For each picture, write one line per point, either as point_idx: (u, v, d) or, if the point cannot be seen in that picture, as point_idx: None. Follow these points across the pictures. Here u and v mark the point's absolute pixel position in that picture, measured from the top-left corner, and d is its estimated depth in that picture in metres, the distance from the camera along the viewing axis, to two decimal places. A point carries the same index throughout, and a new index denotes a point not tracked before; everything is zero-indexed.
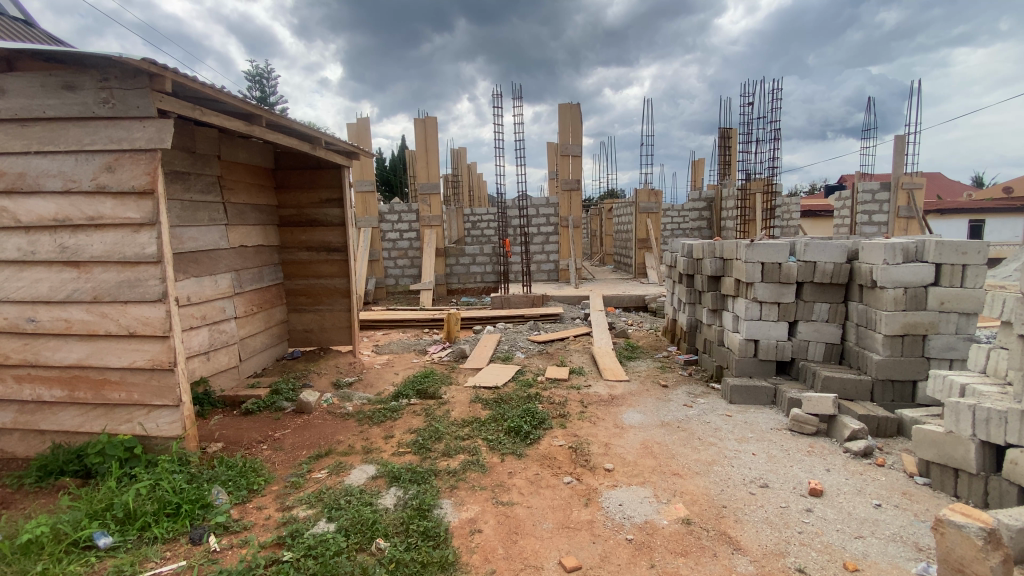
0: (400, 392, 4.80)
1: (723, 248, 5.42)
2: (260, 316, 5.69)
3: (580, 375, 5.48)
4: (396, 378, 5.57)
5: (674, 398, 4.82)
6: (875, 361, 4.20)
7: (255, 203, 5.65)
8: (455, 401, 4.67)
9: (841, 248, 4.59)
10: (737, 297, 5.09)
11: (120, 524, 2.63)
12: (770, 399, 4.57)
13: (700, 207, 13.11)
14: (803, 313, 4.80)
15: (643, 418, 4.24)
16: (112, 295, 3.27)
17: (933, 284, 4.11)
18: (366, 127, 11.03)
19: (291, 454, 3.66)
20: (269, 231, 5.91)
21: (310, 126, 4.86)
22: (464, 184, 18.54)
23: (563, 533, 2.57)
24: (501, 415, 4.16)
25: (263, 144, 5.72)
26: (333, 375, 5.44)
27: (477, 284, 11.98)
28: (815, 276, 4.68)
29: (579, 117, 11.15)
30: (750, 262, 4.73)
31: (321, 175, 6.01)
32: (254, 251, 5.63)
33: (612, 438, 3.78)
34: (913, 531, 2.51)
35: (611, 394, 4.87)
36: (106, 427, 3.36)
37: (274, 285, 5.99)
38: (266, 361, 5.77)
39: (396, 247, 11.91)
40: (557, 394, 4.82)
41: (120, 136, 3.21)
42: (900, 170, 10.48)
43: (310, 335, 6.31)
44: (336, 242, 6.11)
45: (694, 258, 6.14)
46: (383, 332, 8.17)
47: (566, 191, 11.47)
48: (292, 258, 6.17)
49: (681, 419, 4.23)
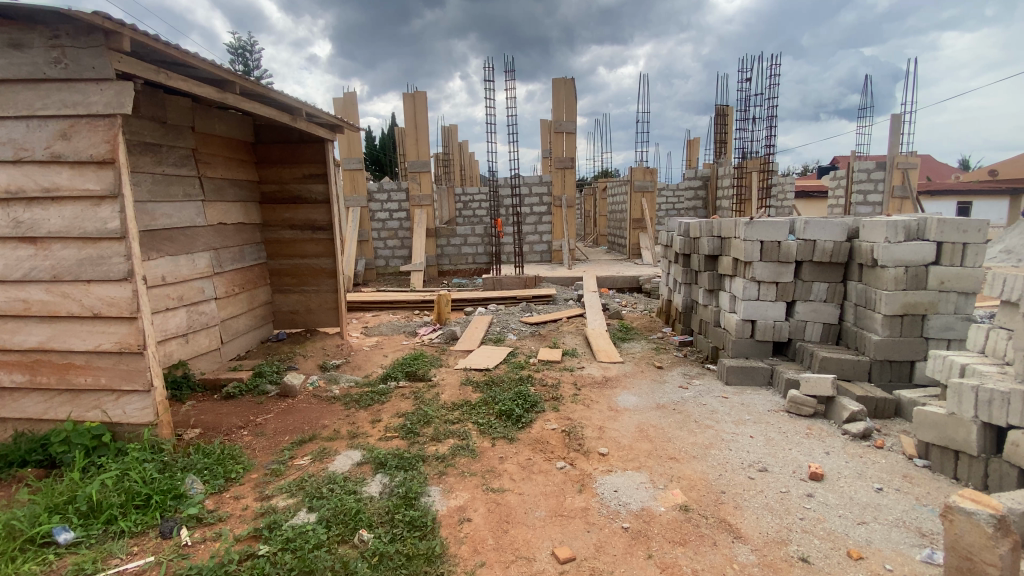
0: (388, 375, 4.65)
1: (721, 227, 5.29)
2: (242, 297, 5.46)
3: (574, 357, 5.36)
4: (385, 360, 5.39)
5: (669, 380, 4.72)
6: (873, 342, 4.12)
7: (234, 179, 5.38)
8: (445, 384, 4.50)
9: (841, 226, 4.48)
10: (734, 277, 4.99)
11: (83, 518, 2.49)
12: (767, 381, 4.49)
13: (696, 186, 12.93)
14: (801, 294, 4.70)
15: (638, 400, 4.12)
16: (74, 273, 3.06)
17: (934, 263, 4.00)
18: (352, 101, 10.65)
19: (273, 439, 3.50)
20: (250, 208, 5.65)
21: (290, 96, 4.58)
22: (456, 164, 18.16)
23: (557, 522, 2.46)
24: (492, 399, 4.02)
25: (242, 116, 5.43)
26: (319, 358, 5.25)
27: (468, 265, 11.82)
28: (814, 255, 4.57)
29: (572, 92, 10.86)
30: (749, 241, 4.61)
31: (304, 149, 5.74)
32: (234, 230, 5.39)
33: (606, 421, 3.66)
34: (916, 516, 2.41)
35: (605, 376, 4.75)
36: (73, 414, 3.19)
37: (257, 265, 5.73)
38: (249, 344, 5.56)
39: (386, 228, 11.65)
40: (550, 376, 4.70)
41: (75, 100, 2.96)
42: (898, 149, 10.27)
43: (296, 317, 6.06)
44: (320, 220, 5.84)
45: (690, 238, 6.00)
46: (373, 315, 7.98)
47: (559, 169, 11.17)
48: (274, 237, 5.90)
49: (676, 401, 4.13)
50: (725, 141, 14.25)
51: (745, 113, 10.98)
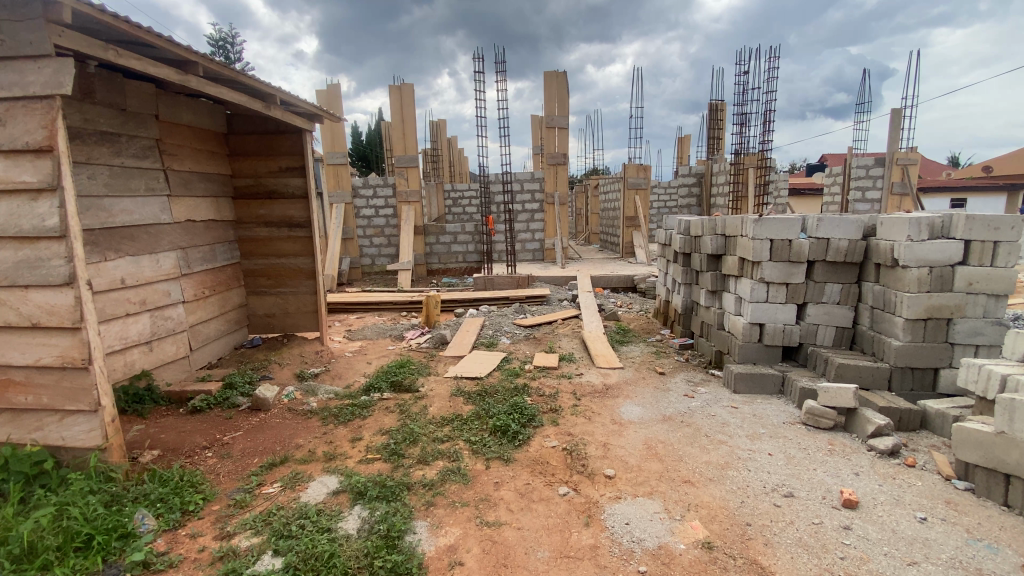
0: (371, 386, 4.29)
1: (725, 224, 5.01)
2: (213, 300, 5.04)
3: (571, 362, 5.03)
4: (368, 368, 5.01)
5: (673, 387, 4.42)
6: (894, 347, 3.90)
7: (204, 172, 4.95)
8: (434, 395, 4.14)
9: (857, 224, 4.24)
10: (740, 278, 4.71)
11: (14, 563, 2.11)
12: (778, 389, 4.22)
13: (690, 183, 12.72)
14: (812, 296, 4.44)
15: (642, 412, 3.80)
16: (7, 278, 2.65)
17: (961, 263, 3.76)
18: (336, 92, 10.21)
19: (239, 462, 3.12)
20: (222, 204, 5.22)
21: (260, 80, 4.16)
22: (445, 160, 17.75)
23: (563, 565, 2.13)
24: (485, 413, 3.68)
25: (212, 103, 5.01)
26: (296, 366, 4.86)
27: (458, 264, 11.44)
28: (827, 255, 4.31)
29: (565, 86, 10.54)
30: (758, 239, 4.34)
31: (281, 140, 5.34)
32: (204, 227, 4.96)
33: (610, 437, 3.34)
34: (971, 555, 2.14)
35: (605, 384, 4.43)
36: (11, 436, 2.79)
37: (230, 265, 5.31)
38: (221, 351, 5.14)
39: (372, 225, 11.21)
40: (547, 385, 4.37)
41: (9, 79, 2.56)
42: (897, 145, 10.11)
43: (273, 321, 5.66)
44: (297, 216, 5.44)
45: (691, 236, 5.71)
46: (357, 317, 7.59)
47: (551, 165, 10.83)
48: (248, 235, 5.48)
49: (683, 412, 3.83)
50: (718, 137, 14.05)
51: (742, 108, 10.74)
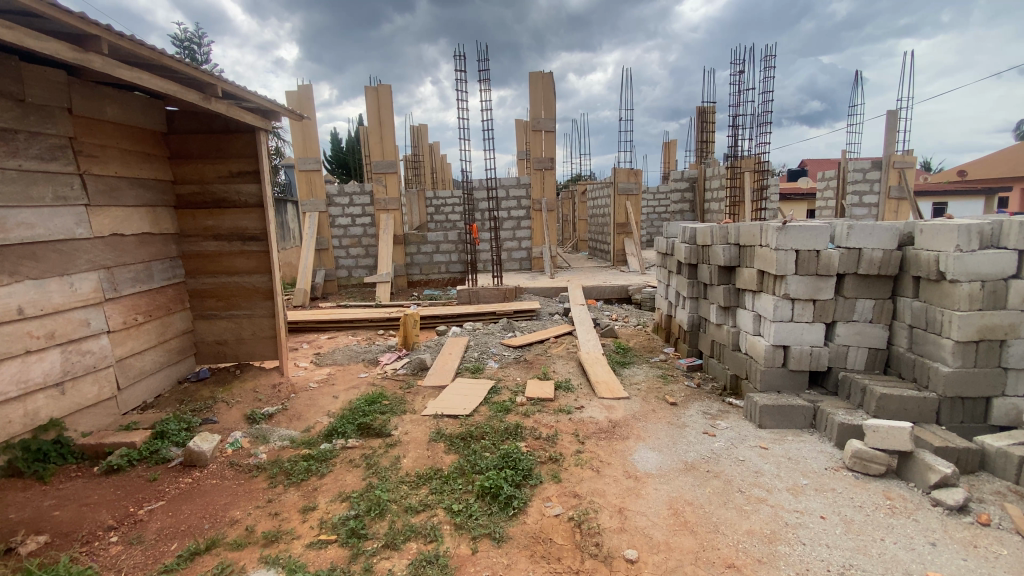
0: (333, 430, 3.60)
1: (738, 232, 4.46)
2: (149, 328, 4.30)
3: (569, 392, 4.39)
4: (333, 403, 4.31)
5: (689, 423, 3.82)
6: (942, 375, 3.37)
7: (136, 177, 4.21)
8: (409, 440, 3.46)
9: (891, 231, 3.71)
10: (759, 293, 4.15)
11: None
12: (809, 422, 3.65)
13: (683, 187, 12.35)
14: (842, 313, 3.90)
15: (660, 459, 3.19)
16: None
17: (1014, 277, 3.26)
18: (307, 93, 9.48)
19: (150, 551, 2.41)
20: (159, 215, 4.47)
21: (192, 64, 3.47)
22: (426, 165, 17.05)
23: None
24: (470, 466, 3.03)
25: (147, 97, 4.30)
26: (247, 406, 4.13)
27: (440, 274, 10.76)
28: (859, 267, 3.78)
29: (551, 86, 9.98)
30: (782, 250, 3.78)
31: (232, 140, 4.65)
32: (137, 242, 4.21)
33: (627, 499, 2.71)
34: None
35: (611, 420, 3.80)
36: None
37: (170, 286, 4.56)
38: (158, 387, 4.38)
39: (348, 235, 10.45)
40: (544, 423, 3.72)
41: None
42: (893, 148, 9.80)
43: (224, 348, 4.91)
44: (251, 228, 4.74)
45: (699, 245, 5.16)
46: (328, 336, 6.85)
47: (538, 170, 10.28)
48: (194, 250, 4.75)
49: (707, 457, 3.22)
50: (708, 141, 13.68)
51: (736, 111, 10.33)
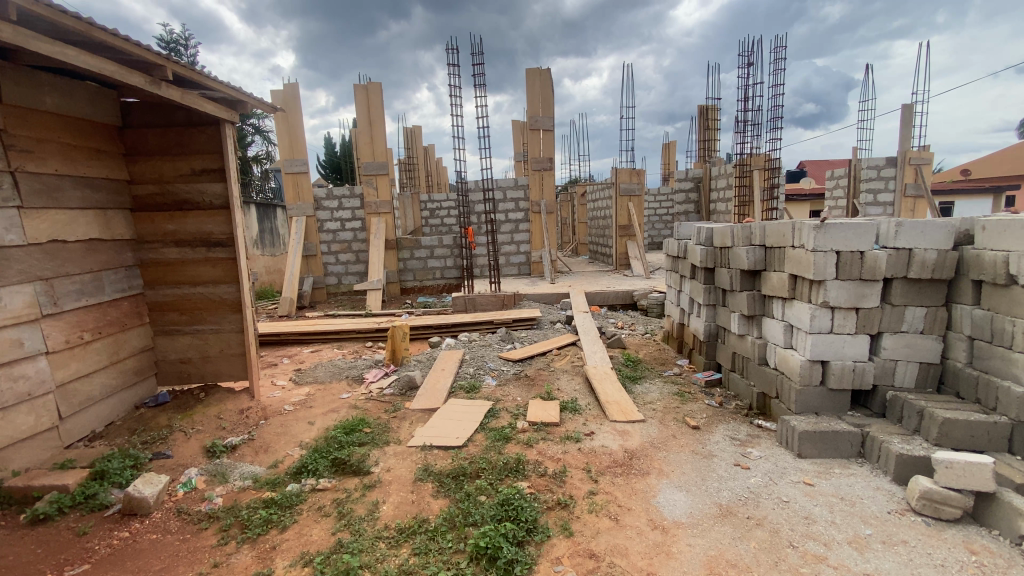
0: (302, 468, 3.08)
1: (764, 232, 3.97)
2: (100, 347, 3.78)
3: (576, 415, 3.88)
4: (308, 431, 3.78)
5: (716, 452, 3.30)
6: (1015, 396, 2.85)
7: (84, 176, 3.71)
8: (391, 480, 2.94)
9: (947, 229, 3.22)
10: (791, 301, 3.66)
11: None
12: (857, 451, 3.14)
13: (688, 187, 12.00)
14: (888, 323, 3.40)
15: (688, 502, 2.68)
16: None
17: None
18: (292, 92, 8.99)
19: None
20: (112, 219, 3.96)
21: (133, 41, 2.99)
22: (420, 168, 16.55)
23: None
24: (462, 515, 2.51)
25: (96, 86, 3.81)
26: (207, 436, 3.60)
27: (435, 281, 10.23)
28: (910, 270, 3.29)
29: (549, 82, 9.51)
30: (820, 251, 3.29)
31: (195, 135, 4.16)
32: (84, 250, 3.69)
33: (655, 560, 2.20)
34: None
35: (626, 451, 3.28)
36: None
37: (124, 299, 4.04)
38: (110, 415, 3.84)
39: (337, 240, 9.90)
40: (549, 455, 3.20)
41: None
42: (909, 144, 9.36)
43: (188, 368, 4.39)
44: (216, 232, 4.23)
45: (716, 247, 4.68)
46: (312, 350, 6.32)
47: (536, 171, 9.83)
48: (153, 257, 4.24)
49: (744, 498, 2.71)
50: (712, 140, 13.24)
51: (743, 106, 9.89)
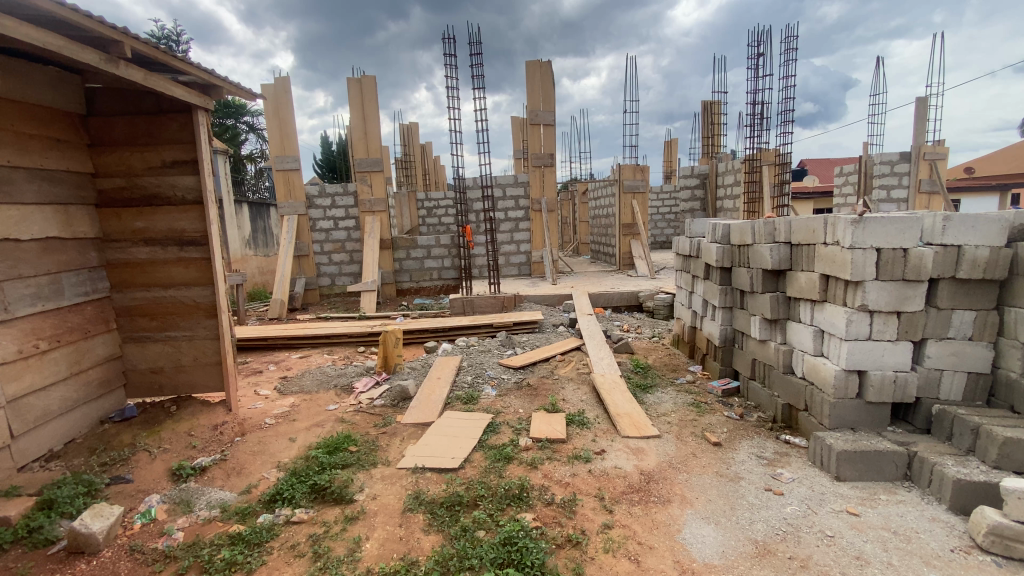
0: (276, 496, 2.72)
1: (790, 228, 3.62)
2: (59, 356, 3.40)
3: (584, 430, 3.52)
4: (287, 449, 3.42)
5: (744, 474, 2.94)
6: None
7: (42, 167, 3.34)
8: (377, 510, 2.58)
9: (1000, 223, 2.88)
10: (823, 304, 3.31)
11: None
12: (902, 474, 2.79)
13: (693, 184, 11.64)
14: (932, 329, 3.06)
15: (719, 537, 2.32)
16: None
17: None
18: (283, 86, 8.62)
19: None
20: (74, 215, 3.59)
21: (92, 17, 2.62)
22: (417, 166, 16.17)
23: None
24: (456, 556, 2.15)
25: (55, 69, 3.44)
26: (174, 457, 3.24)
27: (432, 282, 9.87)
28: (958, 270, 2.95)
29: (550, 75, 9.16)
30: (859, 248, 2.94)
31: (165, 123, 3.79)
32: (42, 249, 3.33)
33: None
34: None
35: (643, 473, 2.92)
36: None
37: (88, 304, 3.67)
38: (71, 431, 3.47)
39: (330, 239, 9.52)
40: (556, 479, 2.85)
41: None
42: (923, 139, 9.03)
43: (160, 378, 4.03)
44: (189, 230, 3.87)
45: (734, 245, 4.33)
46: (300, 355, 5.96)
47: (536, 167, 9.47)
48: (121, 257, 3.88)
49: (783, 533, 2.36)
50: (716, 136, 12.89)
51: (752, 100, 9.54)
